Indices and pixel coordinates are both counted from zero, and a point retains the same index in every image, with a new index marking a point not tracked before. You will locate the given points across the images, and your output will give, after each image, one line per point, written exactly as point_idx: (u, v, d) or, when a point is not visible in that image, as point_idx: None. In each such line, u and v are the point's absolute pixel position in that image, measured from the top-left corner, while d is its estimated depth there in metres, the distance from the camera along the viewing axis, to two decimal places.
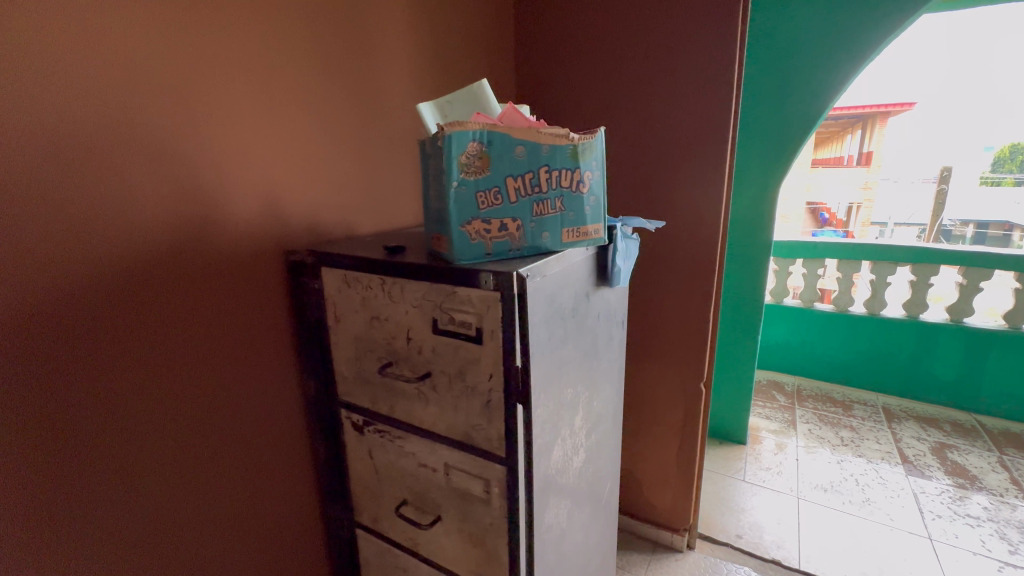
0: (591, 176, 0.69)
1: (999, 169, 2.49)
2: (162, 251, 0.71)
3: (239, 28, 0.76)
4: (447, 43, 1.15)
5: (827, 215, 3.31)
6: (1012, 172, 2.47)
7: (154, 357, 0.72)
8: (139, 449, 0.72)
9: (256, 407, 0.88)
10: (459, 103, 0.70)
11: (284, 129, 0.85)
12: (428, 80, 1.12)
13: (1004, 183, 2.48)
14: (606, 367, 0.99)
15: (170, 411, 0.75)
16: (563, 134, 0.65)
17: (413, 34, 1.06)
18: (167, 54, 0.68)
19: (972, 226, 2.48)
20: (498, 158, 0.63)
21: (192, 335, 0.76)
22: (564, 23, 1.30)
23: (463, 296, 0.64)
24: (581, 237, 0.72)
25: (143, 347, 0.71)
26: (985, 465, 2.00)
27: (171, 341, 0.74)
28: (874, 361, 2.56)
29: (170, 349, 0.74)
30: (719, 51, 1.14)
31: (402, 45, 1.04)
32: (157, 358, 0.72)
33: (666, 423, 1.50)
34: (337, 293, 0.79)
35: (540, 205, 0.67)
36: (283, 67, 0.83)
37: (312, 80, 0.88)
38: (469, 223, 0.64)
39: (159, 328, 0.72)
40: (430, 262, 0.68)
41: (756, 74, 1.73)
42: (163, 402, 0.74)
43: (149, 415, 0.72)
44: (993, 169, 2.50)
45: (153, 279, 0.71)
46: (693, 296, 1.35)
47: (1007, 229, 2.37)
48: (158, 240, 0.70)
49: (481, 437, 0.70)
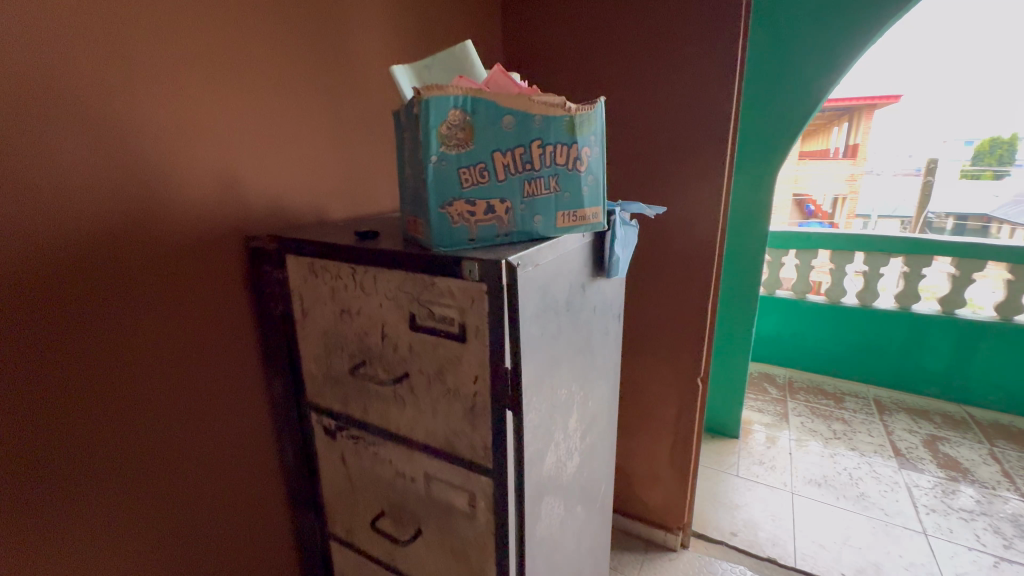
0: (589, 153, 0.62)
1: (979, 162, 2.44)
2: (102, 233, 0.62)
3: None
4: (427, 10, 1.05)
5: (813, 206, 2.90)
6: (990, 165, 2.44)
7: (99, 351, 0.63)
8: (81, 456, 0.63)
9: (215, 412, 0.78)
10: (438, 67, 0.62)
11: (242, 100, 0.74)
12: (406, 50, 1.01)
13: (983, 176, 2.44)
14: (600, 364, 0.91)
15: (119, 413, 0.66)
16: (558, 103, 0.57)
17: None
18: (100, 4, 0.58)
19: (952, 218, 2.49)
20: (484, 130, 0.55)
21: (143, 328, 0.67)
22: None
23: (443, 288, 0.56)
24: (578, 222, 0.64)
25: (85, 340, 0.62)
26: (976, 458, 1.99)
27: (118, 335, 0.65)
28: (866, 353, 2.54)
29: (113, 347, 0.65)
30: (722, 26, 1.06)
31: (376, 10, 0.94)
32: (101, 353, 0.63)
33: (660, 420, 1.43)
34: (303, 284, 0.70)
35: (531, 185, 0.59)
36: (241, 30, 0.73)
37: (275, 46, 0.78)
38: (450, 204, 0.56)
39: (104, 320, 0.63)
40: (406, 249, 0.59)
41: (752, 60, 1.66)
42: (106, 408, 0.65)
43: (93, 418, 0.64)
44: (974, 162, 2.44)
45: (94, 265, 0.61)
46: (691, 288, 1.27)
47: (986, 221, 2.39)
48: (98, 221, 0.61)
49: (464, 446, 0.62)
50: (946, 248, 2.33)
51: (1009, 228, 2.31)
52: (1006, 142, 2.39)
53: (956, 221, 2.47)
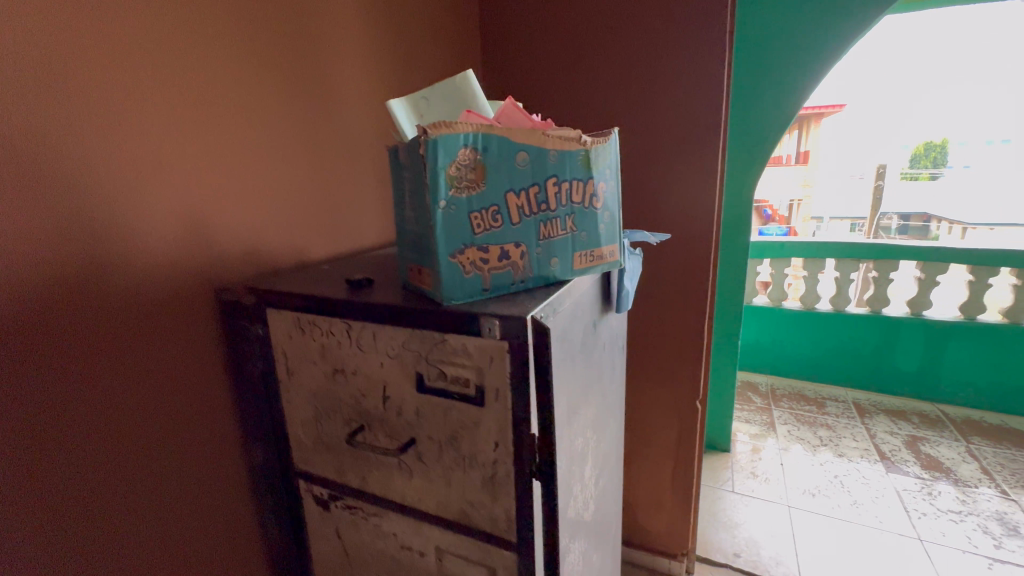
0: (605, 188, 0.57)
1: (916, 165, 2.54)
2: (48, 290, 0.52)
3: (145, 12, 0.58)
4: (402, 29, 0.98)
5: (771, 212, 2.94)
6: (927, 167, 2.54)
7: (46, 427, 0.53)
8: (26, 555, 0.52)
9: (185, 488, 0.68)
10: (437, 98, 0.56)
11: (210, 139, 0.67)
12: (382, 71, 0.94)
13: (921, 178, 2.56)
14: (609, 402, 0.86)
15: (72, 496, 0.56)
16: (573, 137, 0.52)
17: (363, 17, 0.88)
18: (45, 41, 0.50)
19: (896, 217, 2.57)
20: (497, 169, 0.49)
21: (100, 393, 0.58)
22: (535, 10, 1.16)
23: (456, 347, 0.50)
24: (596, 262, 0.59)
25: (29, 415, 0.51)
26: (956, 456, 2.04)
27: (70, 405, 0.55)
28: (843, 357, 2.59)
29: (66, 420, 0.55)
30: (707, 48, 1.04)
31: (350, 31, 0.86)
32: (48, 429, 0.53)
33: (660, 445, 1.39)
34: (289, 341, 0.62)
35: (547, 226, 0.54)
36: (207, 62, 0.65)
37: (244, 78, 0.70)
38: (461, 252, 0.50)
39: (51, 388, 0.53)
40: (411, 303, 0.53)
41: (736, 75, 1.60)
42: (58, 491, 0.54)
43: (40, 506, 0.53)
44: (912, 165, 2.54)
45: (37, 327, 0.52)
46: (685, 309, 1.24)
47: (925, 220, 2.50)
48: (42, 276, 0.52)
49: (483, 517, 0.56)
50: (909, 254, 2.37)
51: (949, 226, 2.46)
52: (938, 146, 2.48)
53: (899, 221, 2.55)
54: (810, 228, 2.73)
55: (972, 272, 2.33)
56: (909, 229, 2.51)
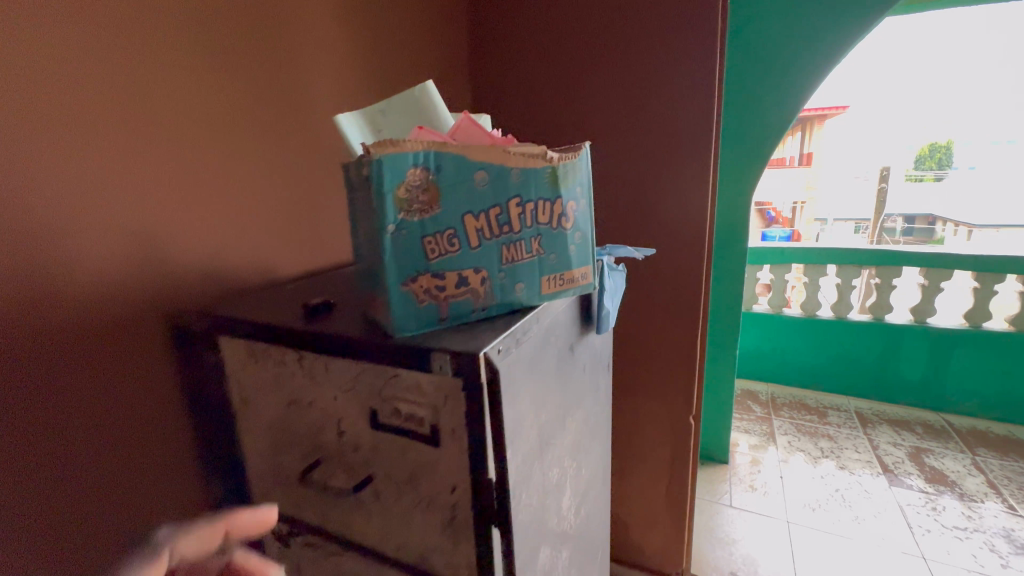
0: (576, 207, 0.53)
1: (921, 166, 2.46)
2: None
3: (92, 22, 0.54)
4: (382, 32, 0.94)
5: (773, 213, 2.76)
6: (931, 169, 2.47)
7: None
8: None
9: (133, 530, 0.63)
10: (396, 113, 0.52)
11: (166, 154, 0.63)
12: (357, 76, 0.89)
13: (926, 179, 2.49)
14: (592, 424, 0.82)
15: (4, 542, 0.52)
16: (539, 153, 0.48)
17: (334, 20, 0.84)
18: None
19: (901, 219, 2.53)
20: (453, 190, 0.46)
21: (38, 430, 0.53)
22: (521, 12, 1.11)
23: (410, 383, 0.46)
24: (567, 285, 0.55)
25: None
26: (961, 469, 1.98)
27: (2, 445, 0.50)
28: (846, 365, 2.52)
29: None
30: (700, 51, 1.00)
31: (322, 35, 0.82)
32: None
33: (654, 462, 1.34)
34: (242, 369, 0.58)
35: (511, 249, 0.50)
36: (161, 74, 0.61)
37: (204, 90, 0.66)
38: (414, 280, 0.46)
39: None
40: (365, 333, 0.49)
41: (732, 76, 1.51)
42: None
43: None
44: (916, 167, 2.47)
45: None
46: (678, 322, 1.19)
47: (931, 221, 2.48)
48: None
49: (445, 562, 0.52)
50: (914, 260, 2.32)
51: (955, 227, 2.42)
52: (943, 147, 2.40)
53: (904, 224, 2.52)
54: (814, 230, 2.64)
55: (977, 279, 2.27)
56: (915, 231, 2.49)
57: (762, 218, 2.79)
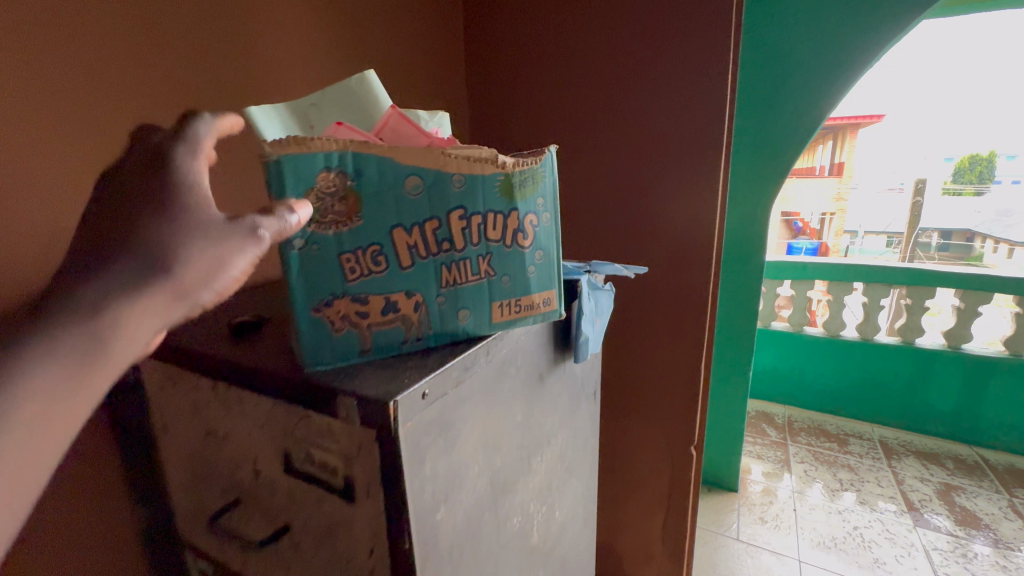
0: (536, 221, 0.45)
1: (960, 179, 2.27)
2: None
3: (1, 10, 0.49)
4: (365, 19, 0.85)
5: (800, 224, 2.71)
6: (971, 182, 2.28)
7: None
8: None
9: (40, 574, 0.58)
10: (330, 106, 0.44)
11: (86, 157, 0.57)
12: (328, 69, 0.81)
13: (965, 194, 2.29)
14: (570, 459, 0.73)
15: None
16: (487, 156, 0.41)
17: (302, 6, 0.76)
18: None
19: (937, 233, 2.29)
20: (377, 198, 0.38)
21: None
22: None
23: (321, 426, 0.39)
24: (525, 312, 0.47)
25: None
26: (996, 512, 1.82)
27: None
28: (871, 390, 2.36)
29: None
30: (710, 45, 0.87)
31: (286, 20, 0.74)
32: None
33: (650, 492, 1.24)
34: (160, 394, 0.52)
35: (452, 271, 0.42)
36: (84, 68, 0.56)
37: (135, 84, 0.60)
38: (328, 304, 0.39)
39: None
40: (277, 364, 0.42)
41: (753, 78, 1.38)
42: None
43: None
44: (954, 179, 2.28)
45: None
46: (680, 345, 1.09)
47: (970, 237, 2.27)
48: None
49: None
50: (949, 280, 2.15)
51: (996, 243, 2.24)
52: (984, 159, 2.21)
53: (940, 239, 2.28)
54: (842, 243, 2.56)
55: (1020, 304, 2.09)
56: (952, 246, 2.26)
57: (790, 229, 2.73)
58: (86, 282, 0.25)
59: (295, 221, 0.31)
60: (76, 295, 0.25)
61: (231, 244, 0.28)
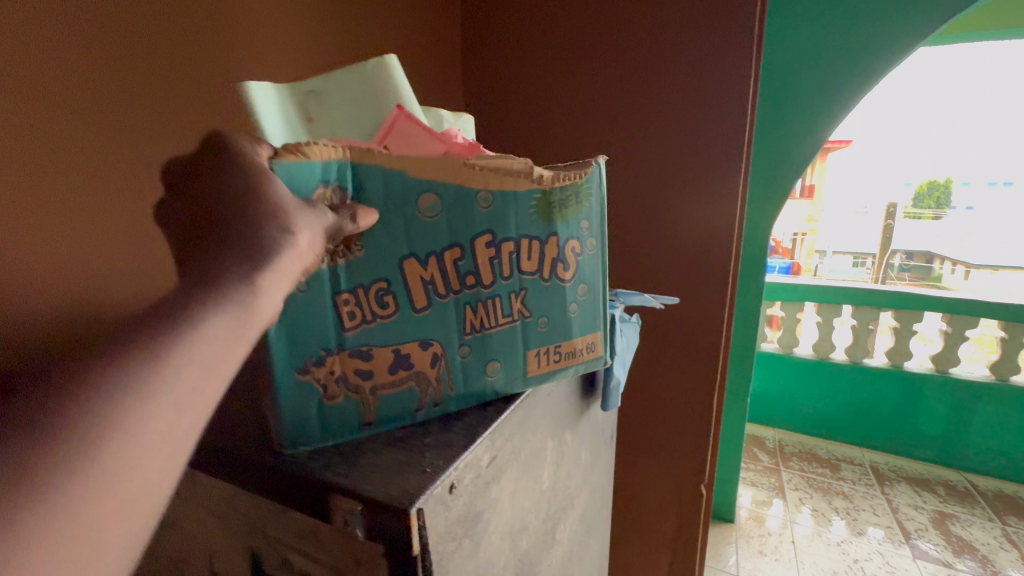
0: (578, 248, 0.36)
1: (919, 204, 2.26)
2: None
3: None
4: None
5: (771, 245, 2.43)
6: (928, 207, 2.26)
7: None
8: None
9: None
10: (337, 94, 0.35)
11: None
12: None
13: (923, 218, 2.27)
14: (589, 515, 0.63)
15: None
16: (523, 168, 0.32)
17: None
18: None
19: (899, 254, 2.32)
20: (385, 218, 0.29)
21: None
22: None
23: (305, 531, 0.29)
24: (565, 361, 0.38)
25: None
26: (992, 542, 1.79)
27: None
28: (861, 414, 2.32)
29: None
30: (733, 55, 0.79)
31: None
32: None
33: (657, 533, 1.14)
34: None
35: (478, 313, 0.33)
36: None
37: None
38: (318, 363, 0.29)
39: None
40: (243, 440, 0.31)
41: None
42: None
43: None
44: (914, 204, 2.27)
45: None
46: (692, 377, 1.00)
47: (928, 258, 2.29)
48: None
49: None
50: (935, 304, 2.16)
51: (953, 264, 2.26)
52: (940, 185, 2.23)
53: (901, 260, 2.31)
54: (813, 262, 2.41)
55: (1004, 328, 2.09)
56: (912, 267, 2.30)
57: None
58: (203, 269, 0.23)
59: (355, 226, 0.27)
60: (192, 284, 0.22)
61: (327, 226, 0.26)
